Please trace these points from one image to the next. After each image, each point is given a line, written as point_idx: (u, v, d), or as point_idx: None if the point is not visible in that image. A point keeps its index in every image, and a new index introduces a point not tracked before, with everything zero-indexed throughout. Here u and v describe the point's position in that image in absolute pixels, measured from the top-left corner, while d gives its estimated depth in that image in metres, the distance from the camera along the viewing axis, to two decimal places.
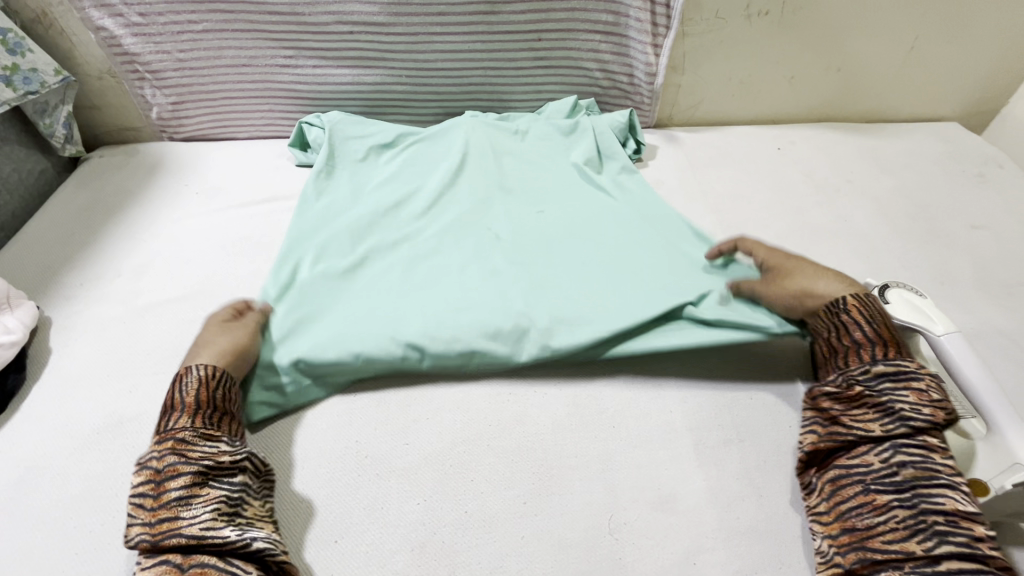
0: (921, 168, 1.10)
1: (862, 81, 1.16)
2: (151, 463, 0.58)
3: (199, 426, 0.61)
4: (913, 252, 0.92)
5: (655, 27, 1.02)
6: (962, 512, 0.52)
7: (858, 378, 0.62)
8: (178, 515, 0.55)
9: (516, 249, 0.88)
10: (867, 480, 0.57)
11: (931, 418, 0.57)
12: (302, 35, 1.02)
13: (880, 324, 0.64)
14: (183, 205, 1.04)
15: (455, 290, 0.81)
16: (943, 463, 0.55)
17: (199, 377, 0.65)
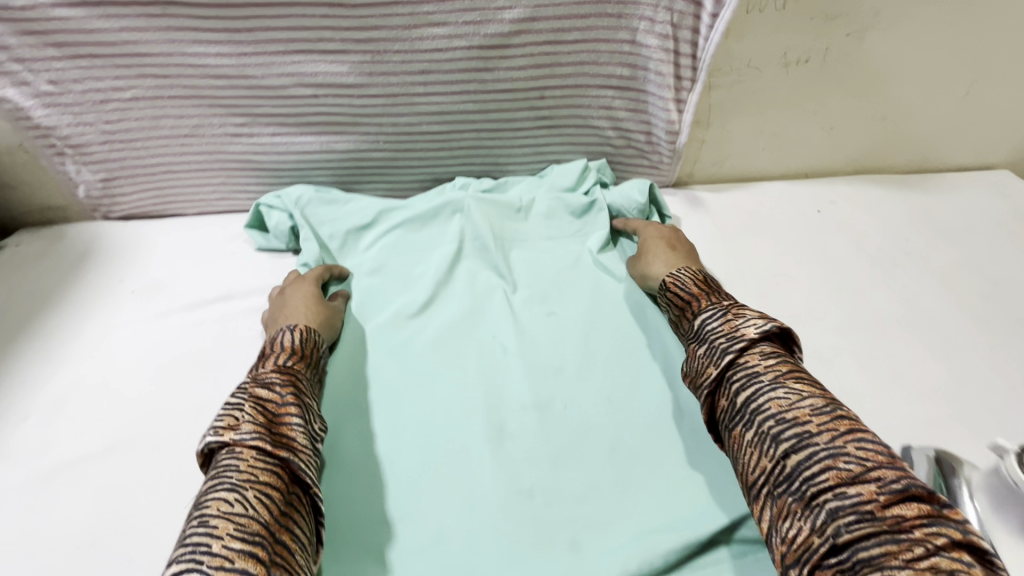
0: (986, 233, 0.96)
1: (909, 129, 1.01)
2: (276, 388, 0.61)
3: (305, 376, 0.67)
4: (999, 349, 0.77)
5: (678, 81, 0.86)
6: (785, 407, 0.53)
7: (694, 334, 0.67)
8: (295, 439, 0.57)
9: (527, 387, 0.73)
10: (727, 422, 0.58)
11: (744, 337, 0.61)
12: (255, 100, 0.84)
13: (693, 283, 0.73)
14: (115, 310, 0.85)
15: (461, 456, 0.67)
16: (765, 371, 0.57)
17: (309, 336, 0.71)
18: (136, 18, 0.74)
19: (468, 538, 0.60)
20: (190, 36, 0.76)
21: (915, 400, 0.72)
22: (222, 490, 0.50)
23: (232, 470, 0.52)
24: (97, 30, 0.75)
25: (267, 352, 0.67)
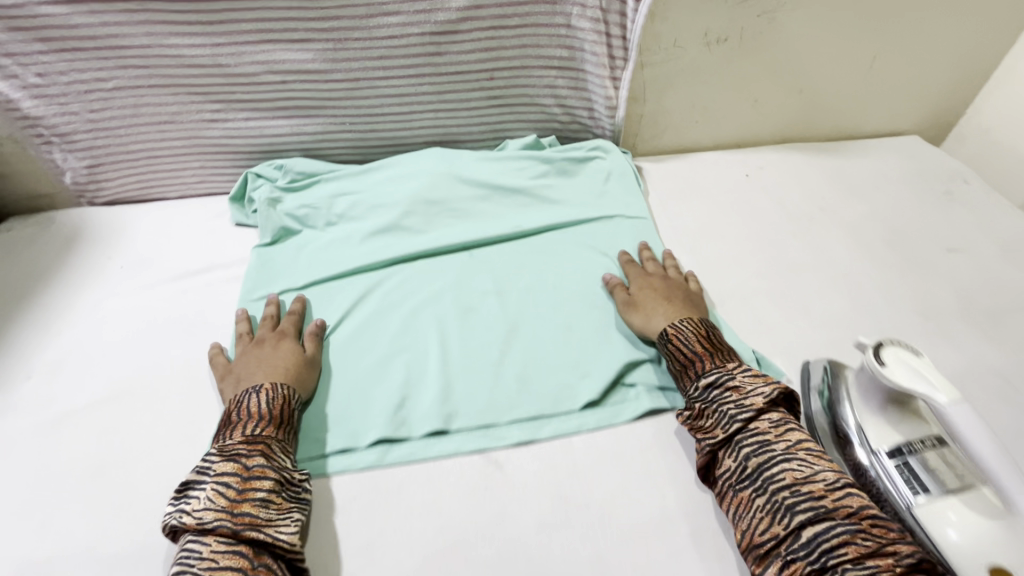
0: (890, 189, 1.07)
1: (824, 101, 1.13)
2: (240, 459, 0.62)
3: (281, 438, 0.67)
4: (893, 283, 0.89)
5: (613, 60, 0.97)
6: (801, 479, 0.57)
7: (693, 394, 0.69)
8: (261, 513, 0.59)
9: (492, 312, 0.85)
10: (732, 482, 0.61)
11: (752, 408, 0.64)
12: (228, 87, 0.92)
13: (697, 339, 0.72)
14: (105, 284, 0.92)
15: (433, 366, 0.78)
16: (777, 441, 0.61)
17: (282, 394, 0.70)
18: (116, 13, 0.82)
19: (430, 452, 0.70)
20: (166, 29, 0.84)
21: (820, 326, 0.83)
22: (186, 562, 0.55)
23: (199, 543, 0.56)
24: (79, 25, 0.82)
25: (235, 419, 0.67)
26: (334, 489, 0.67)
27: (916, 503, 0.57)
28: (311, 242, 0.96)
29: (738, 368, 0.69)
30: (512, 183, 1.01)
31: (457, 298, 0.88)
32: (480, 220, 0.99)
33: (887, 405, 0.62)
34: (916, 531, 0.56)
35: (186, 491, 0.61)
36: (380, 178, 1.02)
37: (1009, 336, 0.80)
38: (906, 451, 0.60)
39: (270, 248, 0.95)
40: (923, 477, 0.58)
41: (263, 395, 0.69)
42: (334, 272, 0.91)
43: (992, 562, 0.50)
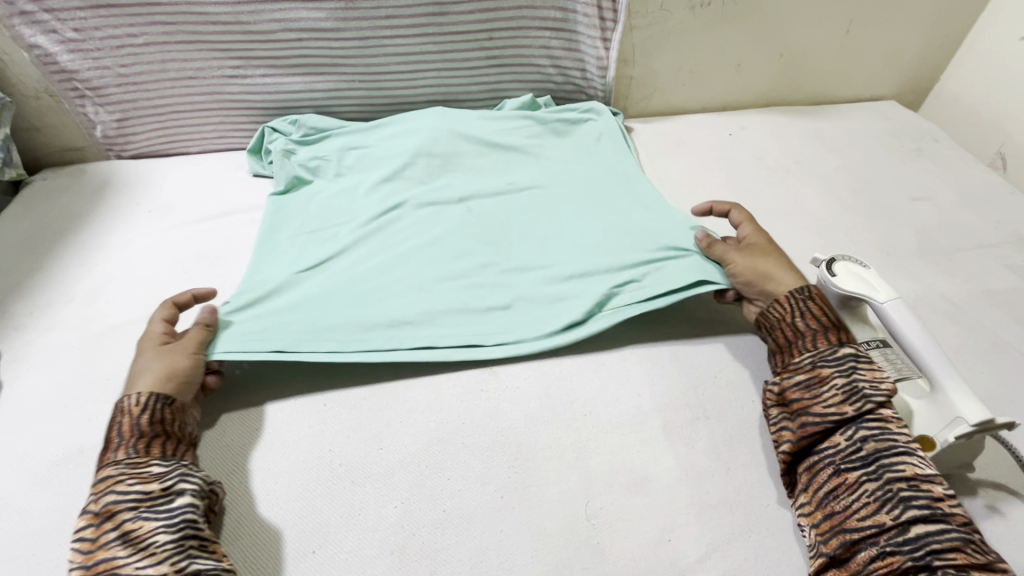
0: (864, 146, 1.15)
1: (804, 65, 1.21)
2: (89, 507, 0.57)
3: (130, 455, 0.60)
4: (859, 225, 0.96)
5: (602, 22, 1.05)
6: (921, 477, 0.55)
7: (822, 360, 0.63)
8: (114, 554, 0.53)
9: (489, 246, 0.91)
10: (838, 459, 0.58)
11: (889, 393, 0.60)
12: (248, 44, 1.00)
13: (832, 313, 0.67)
14: (134, 225, 1.00)
15: (436, 294, 0.84)
16: (899, 434, 0.58)
17: (128, 405, 0.63)
18: None
19: (432, 362, 0.78)
20: None
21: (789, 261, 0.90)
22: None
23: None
24: None
25: (104, 448, 0.63)
26: (345, 390, 0.75)
27: None
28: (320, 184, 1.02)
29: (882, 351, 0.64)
30: (507, 140, 1.08)
31: (455, 238, 0.92)
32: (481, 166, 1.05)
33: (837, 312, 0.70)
34: None
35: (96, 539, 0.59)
36: (388, 133, 1.09)
37: (960, 269, 0.88)
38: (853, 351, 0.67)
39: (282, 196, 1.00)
40: None
41: (124, 415, 0.63)
42: (339, 217, 0.96)
43: (918, 434, 0.59)
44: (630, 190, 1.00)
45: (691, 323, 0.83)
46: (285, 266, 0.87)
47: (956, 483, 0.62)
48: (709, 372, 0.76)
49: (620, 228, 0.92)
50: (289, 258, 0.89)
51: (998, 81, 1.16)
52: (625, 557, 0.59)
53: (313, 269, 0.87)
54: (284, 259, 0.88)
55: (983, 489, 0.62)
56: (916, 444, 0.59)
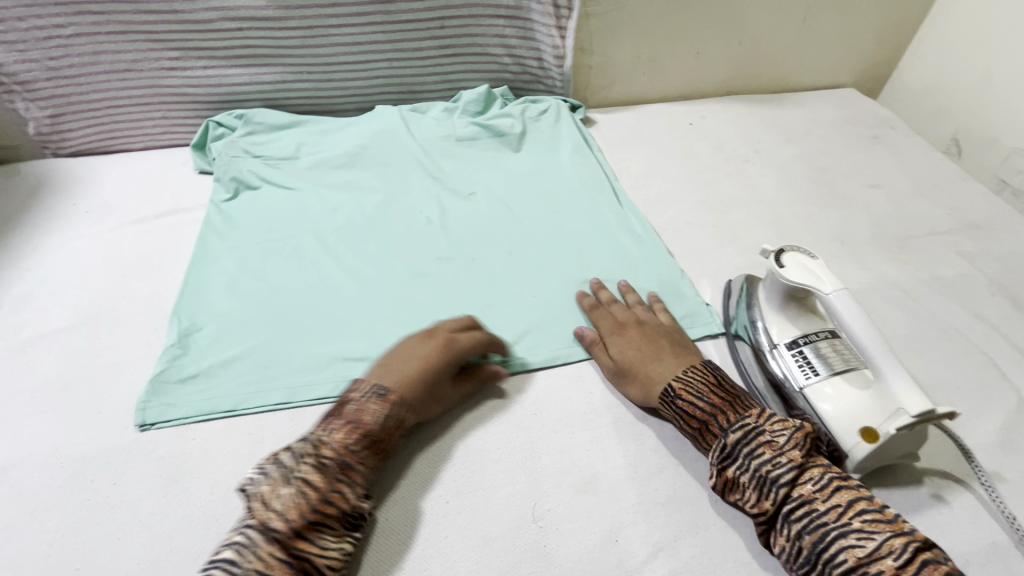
0: (821, 134, 1.15)
1: (762, 53, 1.20)
2: (330, 473, 0.56)
3: (369, 462, 0.59)
4: (815, 214, 0.96)
5: (557, 10, 1.02)
6: (864, 559, 0.49)
7: (716, 459, 0.59)
8: (314, 540, 0.53)
9: (440, 249, 0.91)
10: (792, 563, 0.53)
11: (789, 467, 0.55)
12: (185, 34, 0.96)
13: (710, 391, 0.62)
14: (71, 227, 0.95)
15: (383, 304, 0.83)
16: (828, 509, 0.52)
17: (383, 407, 0.62)
18: None
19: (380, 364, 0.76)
20: None
21: (745, 251, 0.90)
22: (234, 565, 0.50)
23: (240, 556, 0.50)
24: None
25: (350, 417, 0.61)
26: (287, 396, 0.72)
27: (807, 382, 0.64)
28: (273, 187, 1.00)
29: (767, 417, 0.59)
30: (461, 142, 1.07)
31: (406, 255, 0.90)
32: (436, 163, 1.04)
33: (787, 302, 0.69)
34: (806, 413, 0.63)
35: (259, 485, 0.55)
36: (341, 135, 1.07)
37: (912, 256, 0.89)
38: (802, 342, 0.67)
39: (230, 202, 0.98)
40: (814, 361, 0.65)
41: (377, 401, 0.62)
42: (285, 225, 0.94)
43: (863, 426, 0.58)
44: (589, 199, 0.98)
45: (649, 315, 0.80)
46: (222, 290, 0.85)
47: (900, 472, 0.63)
48: None
49: (573, 236, 0.93)
50: (230, 280, 0.86)
51: (951, 66, 1.16)
52: (572, 560, 0.58)
53: (255, 290, 0.85)
54: (228, 276, 0.86)
55: (928, 479, 0.62)
56: (861, 437, 0.58)
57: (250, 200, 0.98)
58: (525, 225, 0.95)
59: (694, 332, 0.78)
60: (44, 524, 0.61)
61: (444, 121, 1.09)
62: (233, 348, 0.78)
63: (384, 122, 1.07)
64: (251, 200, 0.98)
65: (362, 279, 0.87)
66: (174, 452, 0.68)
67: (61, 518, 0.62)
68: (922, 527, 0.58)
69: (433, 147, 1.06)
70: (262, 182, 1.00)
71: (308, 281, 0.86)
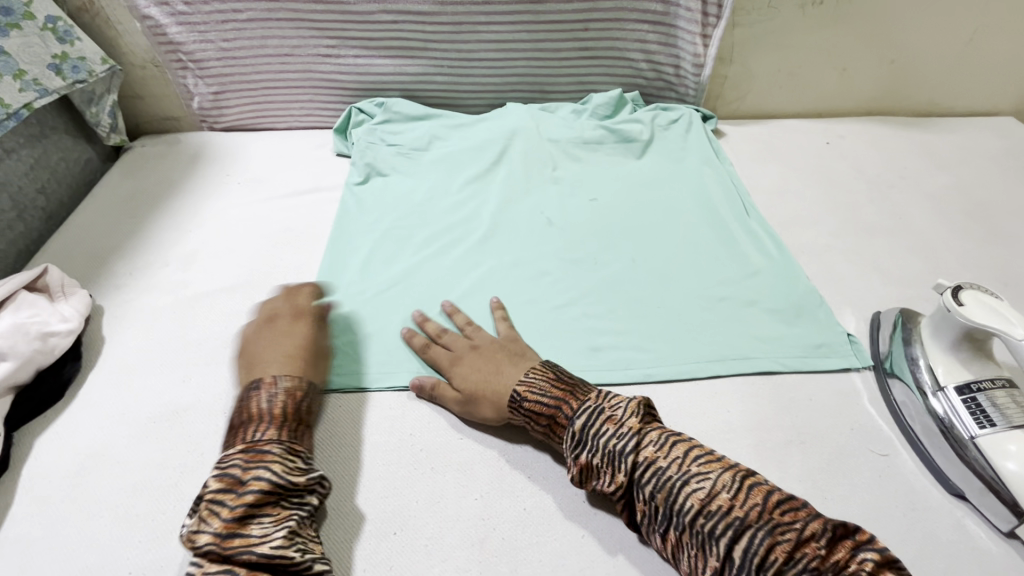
0: (978, 164, 1.06)
1: (915, 74, 1.12)
2: (235, 471, 0.55)
3: (285, 438, 0.59)
4: (972, 250, 0.89)
5: (704, 18, 1.00)
6: (705, 500, 0.51)
7: (572, 449, 0.58)
8: (250, 531, 0.51)
9: (566, 250, 0.91)
10: (657, 524, 0.53)
11: (630, 431, 0.56)
12: (345, 25, 1.02)
13: (550, 386, 0.64)
14: (225, 196, 1.04)
15: (513, 299, 0.84)
16: (668, 462, 0.54)
17: (286, 388, 0.63)
18: None
19: None
20: None
21: (893, 283, 0.85)
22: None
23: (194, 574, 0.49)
24: None
25: (241, 420, 0.60)
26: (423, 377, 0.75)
27: (981, 432, 0.59)
28: (404, 176, 1.04)
29: (605, 395, 0.61)
30: (588, 146, 1.07)
31: (535, 253, 0.91)
32: (562, 165, 1.05)
33: (959, 343, 0.64)
34: (979, 465, 0.59)
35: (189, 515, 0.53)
36: (471, 130, 1.10)
37: None
38: (975, 388, 0.62)
39: (362, 185, 1.02)
40: (990, 411, 0.60)
41: (279, 390, 0.62)
42: (416, 212, 0.98)
43: None
44: (719, 214, 0.96)
45: (790, 339, 0.77)
46: (358, 268, 0.89)
47: None
48: (807, 393, 0.71)
49: (703, 249, 0.91)
50: (365, 260, 0.90)
51: None
52: None
53: (389, 272, 0.89)
54: (363, 256, 0.91)
55: None
56: None
57: (381, 185, 1.02)
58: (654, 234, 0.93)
59: (835, 362, 0.74)
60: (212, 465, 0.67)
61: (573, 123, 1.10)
62: (370, 325, 0.82)
63: (515, 119, 1.09)
64: (382, 185, 1.02)
65: (492, 274, 0.88)
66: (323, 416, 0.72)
67: None
68: None
69: (560, 148, 1.06)
70: (393, 169, 1.05)
71: (442, 268, 0.89)
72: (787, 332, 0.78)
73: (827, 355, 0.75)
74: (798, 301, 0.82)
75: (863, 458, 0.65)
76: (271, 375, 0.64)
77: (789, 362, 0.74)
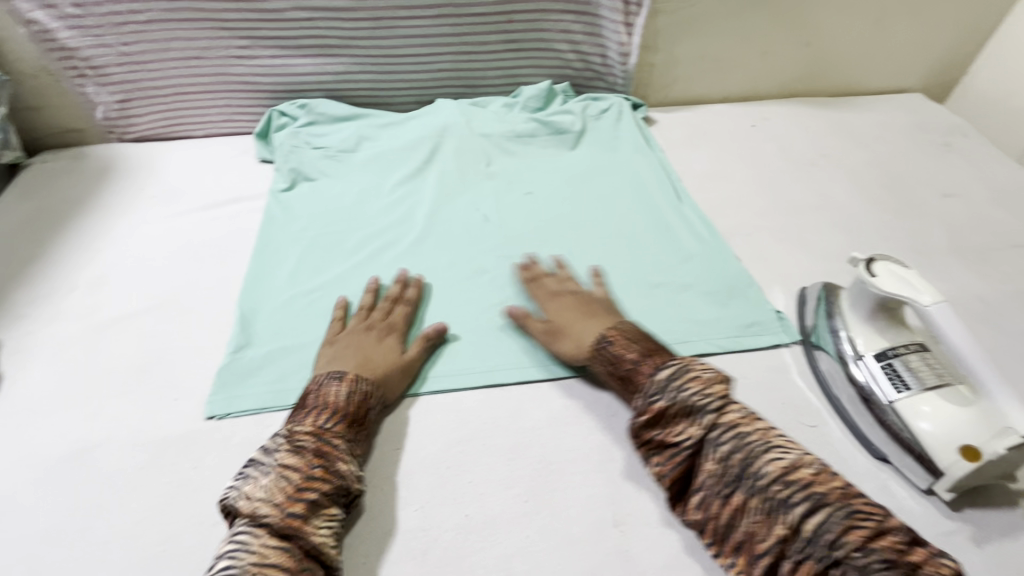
0: (891, 139, 1.12)
1: (830, 55, 1.17)
2: (307, 453, 0.56)
3: (349, 438, 0.60)
4: (888, 221, 0.94)
5: (626, 6, 1.02)
6: (788, 469, 0.53)
7: (651, 397, 0.60)
8: (307, 520, 0.53)
9: (504, 246, 0.90)
10: (716, 485, 0.55)
11: (716, 396, 0.58)
12: (257, 24, 0.97)
13: (637, 343, 0.66)
14: (138, 211, 0.97)
15: (449, 300, 0.83)
16: (754, 433, 0.56)
17: (363, 388, 0.64)
18: None
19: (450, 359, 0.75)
20: None
21: (818, 258, 0.88)
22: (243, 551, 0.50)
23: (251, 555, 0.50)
24: None
25: (316, 403, 0.62)
26: None
27: (897, 397, 0.62)
28: (333, 179, 1.00)
29: (692, 358, 0.63)
30: (522, 138, 1.06)
31: (470, 252, 0.89)
32: (496, 159, 1.03)
33: (875, 312, 0.67)
34: (897, 427, 0.61)
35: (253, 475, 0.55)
36: (401, 128, 1.07)
37: (995, 269, 0.86)
38: (891, 355, 0.65)
39: (287, 192, 0.98)
40: (905, 375, 0.63)
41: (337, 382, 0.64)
42: (347, 216, 0.94)
43: (963, 443, 0.57)
44: (653, 200, 0.97)
45: (724, 320, 0.78)
46: (286, 278, 0.85)
47: (994, 493, 0.61)
48: (740, 372, 0.73)
49: (639, 237, 0.91)
50: (294, 269, 0.86)
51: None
52: (656, 566, 0.57)
53: (320, 281, 0.85)
54: (292, 266, 0.87)
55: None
56: (960, 454, 0.56)
57: (309, 190, 0.98)
58: (589, 224, 0.93)
59: (766, 340, 0.76)
60: (129, 504, 0.62)
61: (505, 116, 1.09)
62: (301, 337, 0.78)
63: (445, 115, 1.07)
64: (310, 190, 0.98)
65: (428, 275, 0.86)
66: (252, 438, 0.68)
67: (145, 500, 0.62)
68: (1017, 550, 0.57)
69: (494, 142, 1.05)
70: (322, 173, 1.01)
71: (375, 273, 0.86)
72: (720, 314, 0.79)
73: (759, 333, 0.77)
74: (730, 282, 0.84)
75: (794, 431, 0.66)
76: (352, 374, 0.66)
77: (722, 343, 0.76)
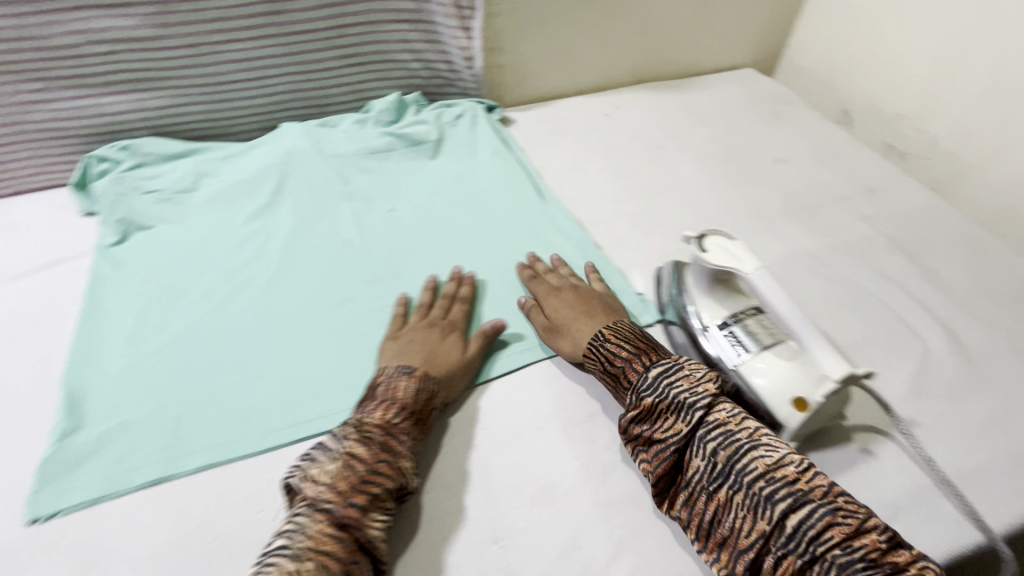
0: (728, 114, 1.20)
1: (664, 41, 1.23)
2: (373, 443, 0.58)
3: (413, 434, 0.61)
4: (730, 192, 1.00)
5: (460, 11, 1.01)
6: (772, 466, 0.53)
7: (643, 390, 0.62)
8: (365, 512, 0.53)
9: (367, 269, 0.87)
10: (706, 484, 0.55)
11: (707, 393, 0.59)
12: (46, 63, 0.86)
13: (635, 338, 0.68)
14: None
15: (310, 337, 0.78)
16: (739, 429, 0.56)
17: (429, 387, 0.65)
18: None
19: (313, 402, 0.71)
20: None
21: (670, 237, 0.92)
22: (282, 548, 0.50)
23: (290, 538, 0.50)
24: None
25: (386, 397, 0.63)
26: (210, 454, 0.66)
27: (739, 361, 0.66)
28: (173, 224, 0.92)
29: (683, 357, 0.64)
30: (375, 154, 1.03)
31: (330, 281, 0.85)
32: (352, 179, 0.99)
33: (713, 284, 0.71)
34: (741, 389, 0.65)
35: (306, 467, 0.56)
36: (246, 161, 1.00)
37: (821, 226, 0.94)
38: (732, 321, 0.69)
39: (116, 246, 0.88)
40: (744, 339, 0.67)
41: (406, 378, 0.65)
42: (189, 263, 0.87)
43: (794, 396, 0.61)
44: (512, 201, 0.98)
45: None
46: (120, 343, 0.77)
47: (831, 434, 0.66)
48: None
49: (501, 241, 0.91)
50: (129, 332, 0.78)
51: (834, 43, 1.25)
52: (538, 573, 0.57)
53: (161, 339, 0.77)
54: (126, 329, 0.78)
55: (856, 435, 0.66)
56: (793, 407, 0.61)
57: (144, 241, 0.89)
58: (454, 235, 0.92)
59: None
60: None
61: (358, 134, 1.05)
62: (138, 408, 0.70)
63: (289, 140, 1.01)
64: (144, 241, 0.89)
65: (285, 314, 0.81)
66: (86, 534, 0.60)
67: None
68: (856, 484, 0.62)
69: (347, 162, 1.01)
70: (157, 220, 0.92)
71: (224, 321, 0.80)
72: None
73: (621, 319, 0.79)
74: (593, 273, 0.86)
75: None
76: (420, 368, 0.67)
77: None
